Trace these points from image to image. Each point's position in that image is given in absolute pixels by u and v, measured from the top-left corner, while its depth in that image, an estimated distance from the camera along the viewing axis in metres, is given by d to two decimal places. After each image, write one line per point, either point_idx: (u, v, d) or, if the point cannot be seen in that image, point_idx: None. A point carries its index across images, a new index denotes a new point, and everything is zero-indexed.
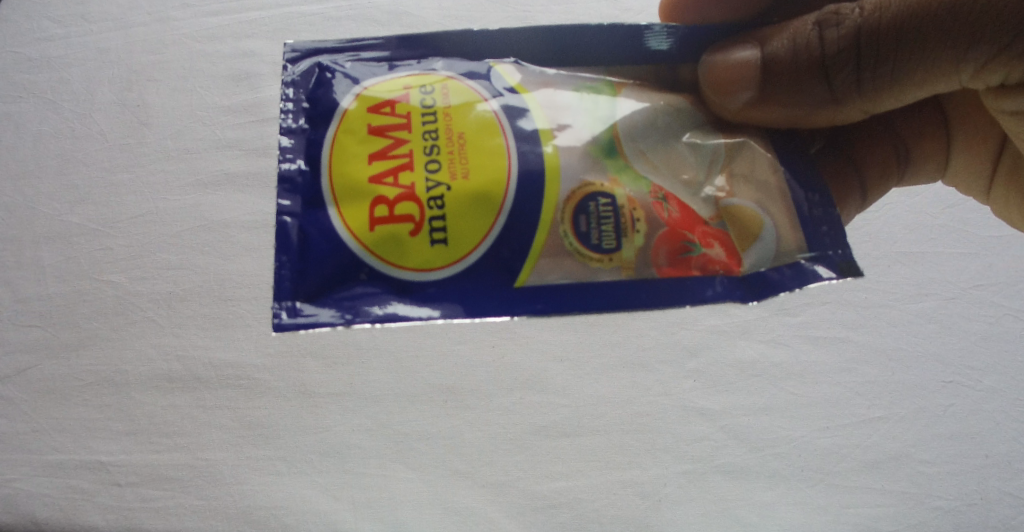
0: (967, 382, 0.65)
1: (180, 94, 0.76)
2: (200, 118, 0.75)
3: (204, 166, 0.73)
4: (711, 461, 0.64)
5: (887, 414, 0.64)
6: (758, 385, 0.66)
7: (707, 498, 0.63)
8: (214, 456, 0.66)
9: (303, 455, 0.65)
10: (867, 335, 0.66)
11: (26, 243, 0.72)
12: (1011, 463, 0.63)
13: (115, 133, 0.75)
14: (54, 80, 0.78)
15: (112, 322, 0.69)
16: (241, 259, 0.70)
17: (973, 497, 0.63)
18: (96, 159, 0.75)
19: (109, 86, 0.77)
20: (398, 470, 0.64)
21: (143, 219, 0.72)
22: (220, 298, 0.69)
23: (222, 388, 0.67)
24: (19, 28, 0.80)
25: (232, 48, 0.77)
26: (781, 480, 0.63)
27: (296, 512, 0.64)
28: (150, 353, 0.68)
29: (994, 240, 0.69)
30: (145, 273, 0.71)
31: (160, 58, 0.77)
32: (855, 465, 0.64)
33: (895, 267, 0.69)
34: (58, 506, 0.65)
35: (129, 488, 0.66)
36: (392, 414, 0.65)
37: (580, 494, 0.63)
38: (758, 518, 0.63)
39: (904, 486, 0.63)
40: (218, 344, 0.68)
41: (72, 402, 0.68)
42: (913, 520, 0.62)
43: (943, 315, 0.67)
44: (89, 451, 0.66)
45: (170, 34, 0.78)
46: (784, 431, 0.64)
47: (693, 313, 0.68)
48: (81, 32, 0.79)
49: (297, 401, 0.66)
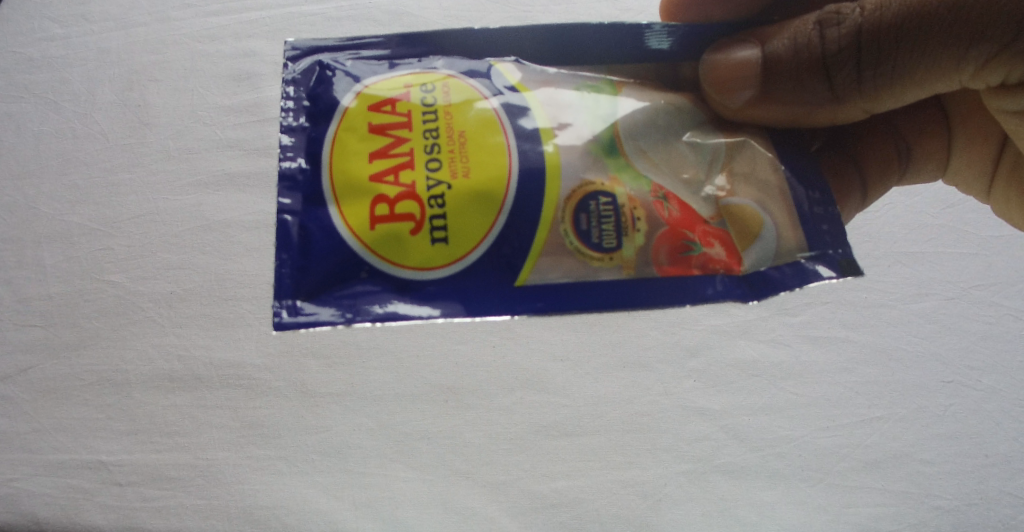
0: (967, 382, 0.65)
1: (181, 94, 0.76)
2: (201, 118, 0.75)
3: (204, 166, 0.74)
4: (711, 460, 0.64)
5: (887, 413, 0.64)
6: (758, 384, 0.66)
7: (706, 498, 0.63)
8: (214, 456, 0.66)
9: (303, 455, 0.65)
10: (868, 335, 0.66)
11: (27, 243, 0.73)
12: (1011, 462, 0.63)
13: (116, 134, 0.75)
14: (54, 80, 0.78)
15: (113, 321, 0.69)
16: (241, 259, 0.70)
17: (973, 497, 0.63)
18: (96, 159, 0.75)
19: (109, 86, 0.77)
20: (398, 470, 0.64)
21: (143, 219, 0.72)
22: (220, 298, 0.69)
23: (222, 388, 0.67)
24: (19, 28, 0.80)
25: (232, 47, 0.77)
26: (781, 480, 0.63)
27: (296, 512, 0.64)
28: (150, 353, 0.68)
29: (994, 240, 0.69)
30: (145, 273, 0.71)
31: (160, 58, 0.77)
32: (854, 465, 0.64)
33: (896, 267, 0.69)
34: (59, 505, 0.66)
35: (130, 488, 0.66)
36: (392, 414, 0.66)
37: (580, 494, 0.63)
38: (758, 518, 0.63)
39: (904, 486, 0.63)
40: (219, 344, 0.68)
41: (73, 402, 0.68)
42: (913, 520, 0.62)
43: (944, 314, 0.67)
44: (90, 451, 0.67)
45: (171, 34, 0.78)
46: (784, 431, 0.64)
47: (693, 313, 0.68)
48: (82, 32, 0.79)
49: (297, 401, 0.66)
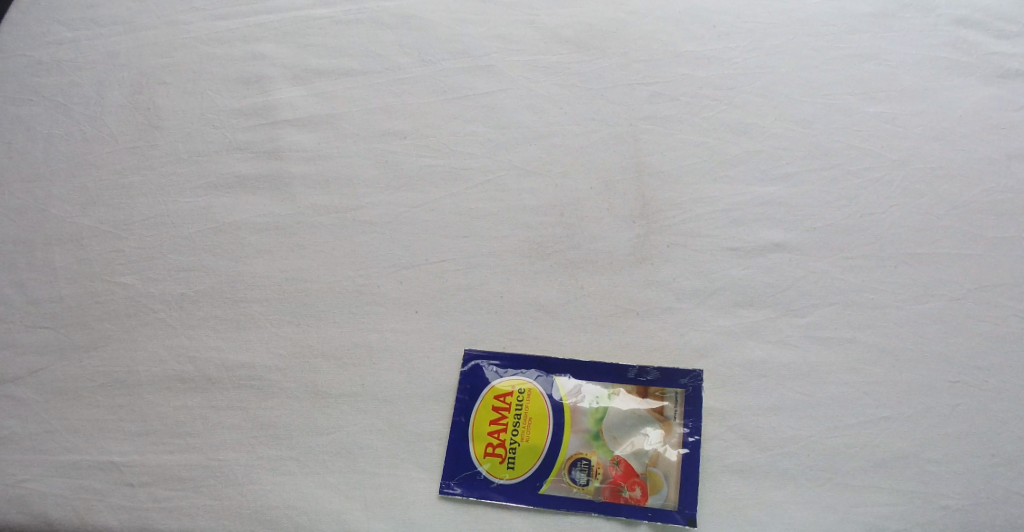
0: (973, 382, 0.63)
1: (191, 97, 0.81)
2: (210, 120, 0.79)
3: (215, 169, 0.77)
4: (720, 460, 0.62)
5: (892, 413, 0.62)
6: (765, 385, 0.64)
7: (715, 499, 0.60)
8: (226, 457, 0.65)
9: (313, 455, 0.65)
10: (874, 336, 0.65)
11: (39, 245, 0.75)
12: (1015, 463, 0.60)
13: (126, 136, 0.79)
14: (67, 85, 0.82)
15: (124, 323, 0.71)
16: (253, 260, 0.72)
17: (981, 497, 0.59)
18: (106, 161, 0.78)
19: (120, 89, 0.81)
20: (410, 470, 0.63)
21: (155, 221, 0.75)
22: (231, 300, 0.71)
23: (235, 390, 0.68)
24: (37, 38, 0.86)
25: (241, 51, 0.83)
26: (790, 479, 0.61)
27: (308, 512, 0.63)
28: (161, 353, 0.69)
29: (1001, 240, 0.68)
30: (156, 274, 0.73)
31: (170, 61, 0.83)
32: (862, 464, 0.61)
33: (903, 267, 0.67)
34: (71, 506, 0.64)
35: (141, 489, 0.65)
36: (403, 415, 0.65)
37: (580, 465, 0.62)
38: (766, 517, 0.60)
39: (912, 485, 0.60)
40: (229, 345, 0.69)
41: (85, 403, 0.68)
42: (922, 521, 0.59)
43: (949, 315, 0.65)
44: (101, 451, 0.66)
45: (181, 38, 0.84)
46: (793, 430, 0.62)
47: (701, 313, 0.67)
48: (105, 42, 0.84)
49: (309, 403, 0.66)
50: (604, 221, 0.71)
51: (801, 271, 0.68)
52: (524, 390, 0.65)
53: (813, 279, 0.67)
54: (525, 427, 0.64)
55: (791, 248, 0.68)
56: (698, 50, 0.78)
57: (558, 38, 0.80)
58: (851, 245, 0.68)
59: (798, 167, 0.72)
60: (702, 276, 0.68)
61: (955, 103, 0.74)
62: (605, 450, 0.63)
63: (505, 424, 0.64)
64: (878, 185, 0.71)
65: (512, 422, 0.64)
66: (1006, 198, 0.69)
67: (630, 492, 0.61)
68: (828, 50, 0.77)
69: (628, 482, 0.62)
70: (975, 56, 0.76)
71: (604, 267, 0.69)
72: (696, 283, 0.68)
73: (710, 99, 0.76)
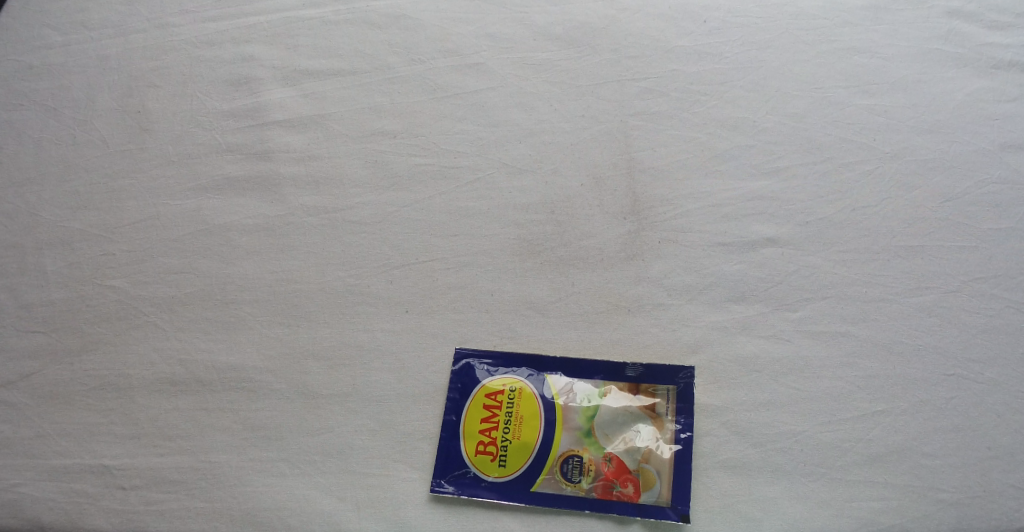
0: (968, 375, 0.63)
1: (180, 100, 0.81)
2: (200, 123, 0.79)
3: (205, 171, 0.77)
4: (713, 456, 0.62)
5: (888, 407, 0.62)
6: (758, 380, 0.64)
7: (709, 495, 0.61)
8: (218, 459, 0.65)
9: (306, 456, 0.64)
10: (868, 330, 0.65)
11: (29, 249, 0.74)
12: (1013, 454, 0.60)
13: (116, 139, 0.79)
14: (56, 89, 0.82)
15: (114, 326, 0.71)
16: (242, 263, 0.72)
17: (977, 490, 0.59)
18: (96, 164, 0.78)
19: (109, 93, 0.81)
20: (402, 470, 0.63)
21: (145, 224, 0.75)
22: (222, 302, 0.71)
23: (227, 392, 0.68)
24: (26, 43, 0.85)
25: (231, 52, 0.83)
26: (784, 474, 0.61)
27: (300, 513, 0.62)
28: (153, 357, 0.69)
29: (993, 233, 0.68)
30: (147, 277, 0.73)
31: (159, 64, 0.83)
32: (858, 458, 0.61)
33: (895, 261, 0.67)
34: (62, 510, 0.64)
35: (133, 492, 0.64)
36: (394, 415, 0.65)
37: (571, 462, 0.62)
38: (761, 513, 0.60)
39: (907, 479, 0.60)
40: (220, 348, 0.69)
41: (77, 407, 0.68)
42: (917, 514, 0.59)
43: (943, 308, 0.65)
44: (93, 455, 0.66)
45: (170, 41, 0.84)
46: (787, 426, 0.62)
47: (692, 309, 0.67)
48: (96, 45, 0.84)
49: (301, 403, 0.66)
50: (595, 219, 0.71)
51: (793, 266, 0.68)
52: (515, 389, 0.65)
53: (804, 274, 0.67)
54: (516, 426, 0.64)
55: (782, 243, 0.68)
56: (689, 46, 0.78)
57: (548, 35, 0.80)
58: (843, 239, 0.68)
59: (788, 162, 0.72)
60: (694, 272, 0.68)
61: (947, 96, 0.74)
62: (596, 448, 0.63)
63: (496, 421, 0.64)
64: (869, 179, 0.70)
65: (503, 420, 0.64)
66: (1001, 190, 0.69)
67: (622, 488, 0.61)
68: (818, 44, 0.77)
69: (619, 479, 0.61)
70: (967, 48, 0.76)
71: (594, 264, 0.69)
72: (688, 279, 0.68)
73: (700, 94, 0.76)
